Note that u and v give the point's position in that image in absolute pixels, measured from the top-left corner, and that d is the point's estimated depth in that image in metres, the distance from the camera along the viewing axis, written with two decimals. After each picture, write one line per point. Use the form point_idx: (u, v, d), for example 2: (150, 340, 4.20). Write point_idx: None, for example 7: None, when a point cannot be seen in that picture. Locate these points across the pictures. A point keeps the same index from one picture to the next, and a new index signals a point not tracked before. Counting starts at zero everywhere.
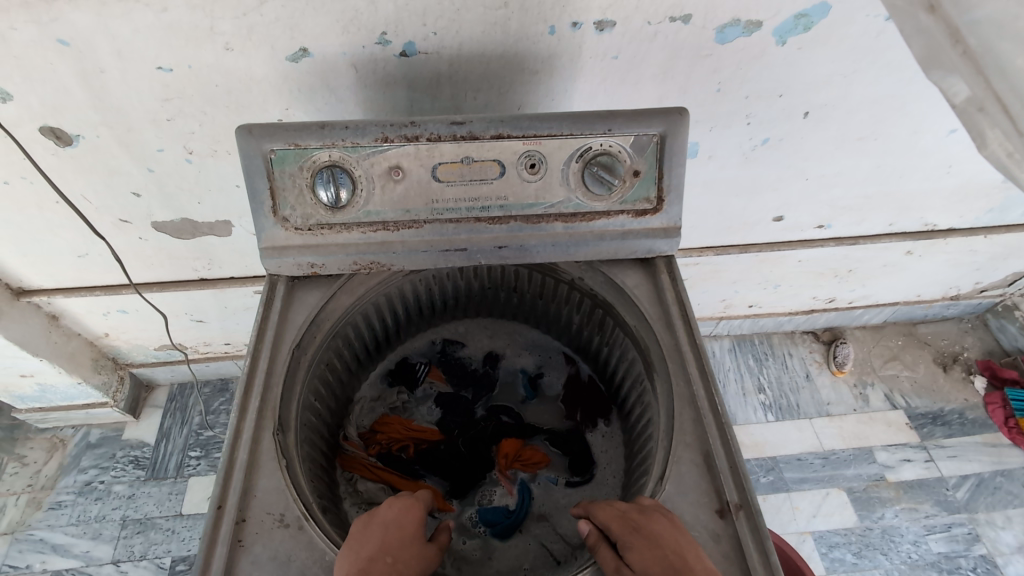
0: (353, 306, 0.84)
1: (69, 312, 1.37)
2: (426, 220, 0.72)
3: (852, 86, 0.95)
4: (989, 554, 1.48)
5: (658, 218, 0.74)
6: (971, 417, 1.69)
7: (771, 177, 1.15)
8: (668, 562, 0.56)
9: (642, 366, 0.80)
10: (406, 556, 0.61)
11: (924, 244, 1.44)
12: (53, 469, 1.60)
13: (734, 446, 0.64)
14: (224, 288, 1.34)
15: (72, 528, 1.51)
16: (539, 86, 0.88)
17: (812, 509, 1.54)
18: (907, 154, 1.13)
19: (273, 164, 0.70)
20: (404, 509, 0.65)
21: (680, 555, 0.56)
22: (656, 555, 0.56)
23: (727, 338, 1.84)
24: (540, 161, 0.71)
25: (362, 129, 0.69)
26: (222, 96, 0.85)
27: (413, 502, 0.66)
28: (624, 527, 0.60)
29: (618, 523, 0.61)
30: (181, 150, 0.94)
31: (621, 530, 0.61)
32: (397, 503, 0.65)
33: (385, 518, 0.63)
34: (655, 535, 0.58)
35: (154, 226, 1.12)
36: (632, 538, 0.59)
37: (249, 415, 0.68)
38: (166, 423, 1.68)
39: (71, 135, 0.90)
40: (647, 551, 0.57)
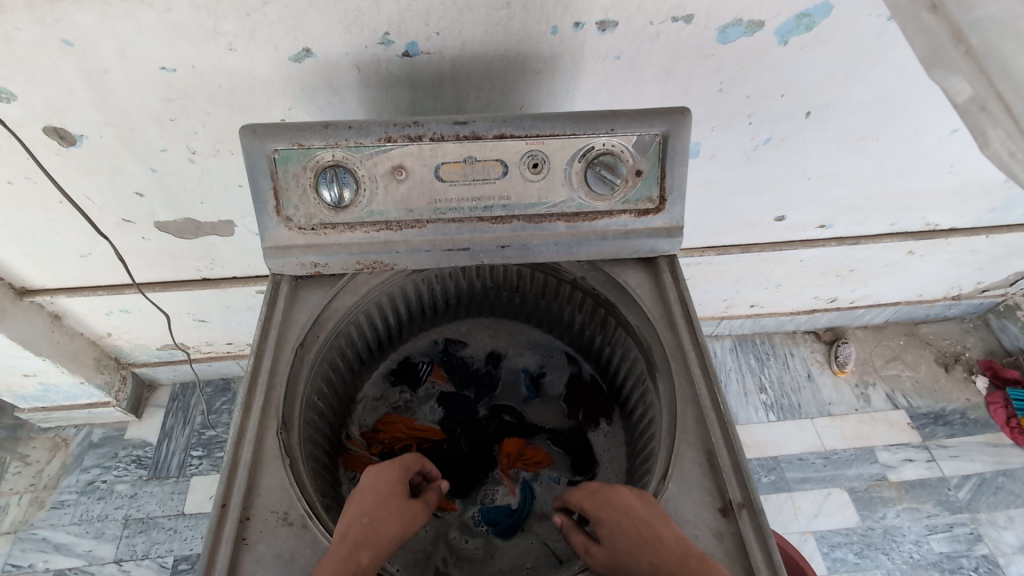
0: (355, 305, 0.85)
1: (72, 312, 1.37)
2: (429, 220, 0.72)
3: (854, 86, 0.95)
4: (990, 554, 1.48)
5: (660, 218, 0.74)
6: (972, 417, 1.69)
7: (773, 176, 1.15)
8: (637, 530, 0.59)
9: (644, 366, 0.80)
10: (386, 512, 0.62)
11: (926, 244, 1.44)
12: (55, 469, 1.60)
13: (737, 445, 0.64)
14: (226, 288, 1.34)
15: (74, 527, 1.51)
16: (541, 86, 0.88)
17: (813, 509, 1.54)
18: (908, 154, 1.13)
19: (276, 164, 0.70)
20: (382, 473, 0.66)
21: (647, 523, 0.60)
22: (625, 525, 0.60)
23: (728, 337, 1.84)
24: (543, 161, 0.71)
25: (365, 129, 0.69)
26: (224, 96, 0.85)
27: (390, 465, 0.68)
28: (596, 502, 0.64)
29: (591, 499, 0.64)
30: (184, 150, 0.95)
31: (593, 507, 0.64)
32: (375, 470, 0.67)
33: (363, 486, 0.65)
34: (624, 505, 0.62)
35: (157, 226, 1.12)
36: (603, 513, 0.62)
37: (253, 414, 0.68)
38: (169, 422, 1.68)
39: (75, 135, 0.90)
40: (618, 521, 0.61)
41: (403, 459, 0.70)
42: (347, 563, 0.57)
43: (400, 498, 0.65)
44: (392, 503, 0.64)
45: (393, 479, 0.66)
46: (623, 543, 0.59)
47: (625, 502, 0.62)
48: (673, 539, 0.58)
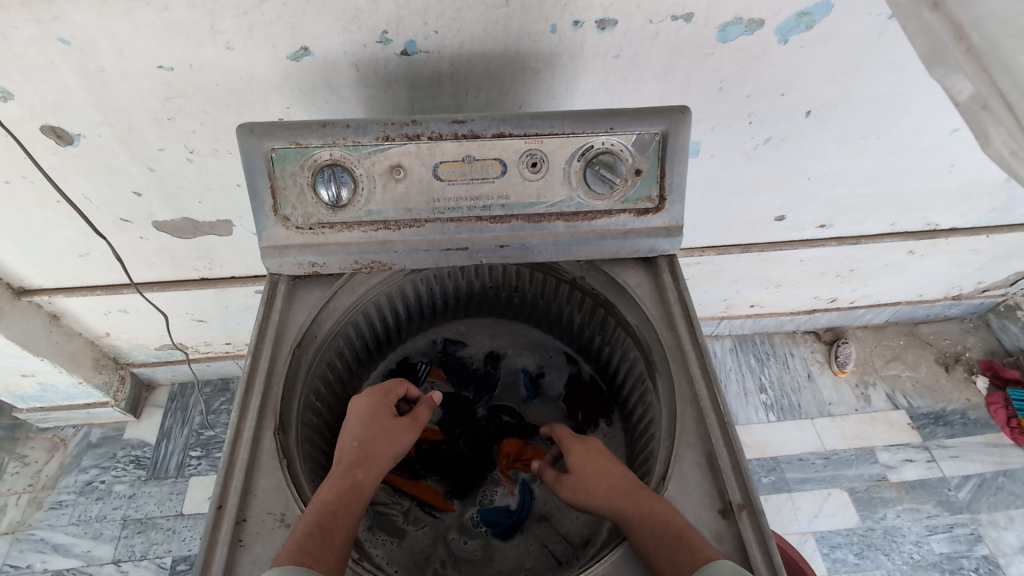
0: (354, 305, 0.84)
1: (70, 312, 1.37)
2: (427, 219, 0.72)
3: (854, 85, 0.95)
4: (991, 554, 1.47)
5: (659, 217, 0.74)
6: (973, 417, 1.68)
7: (773, 176, 1.15)
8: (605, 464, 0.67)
9: (643, 366, 0.79)
10: (373, 434, 0.70)
11: (927, 243, 1.44)
12: (54, 469, 1.60)
13: (737, 446, 0.64)
14: (224, 288, 1.33)
15: (73, 527, 1.51)
16: (540, 85, 0.88)
17: (813, 510, 1.53)
18: (909, 153, 1.12)
19: (274, 163, 0.70)
20: (366, 402, 0.73)
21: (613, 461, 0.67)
22: (593, 458, 0.68)
23: (728, 337, 1.83)
24: (542, 160, 0.71)
25: (363, 128, 0.69)
26: (222, 96, 0.85)
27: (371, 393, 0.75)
28: (570, 437, 0.71)
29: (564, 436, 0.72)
30: (182, 149, 0.94)
31: (565, 439, 0.72)
32: (358, 400, 0.74)
33: (350, 416, 0.73)
34: (592, 444, 0.70)
35: (155, 225, 1.12)
36: (574, 445, 0.70)
37: (250, 414, 0.68)
38: (167, 422, 1.68)
39: (72, 134, 0.90)
40: (586, 455, 0.68)
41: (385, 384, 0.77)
42: (345, 479, 0.65)
43: (386, 422, 0.72)
44: (377, 427, 0.71)
45: (375, 408, 0.73)
46: (588, 470, 0.66)
47: (594, 442, 0.70)
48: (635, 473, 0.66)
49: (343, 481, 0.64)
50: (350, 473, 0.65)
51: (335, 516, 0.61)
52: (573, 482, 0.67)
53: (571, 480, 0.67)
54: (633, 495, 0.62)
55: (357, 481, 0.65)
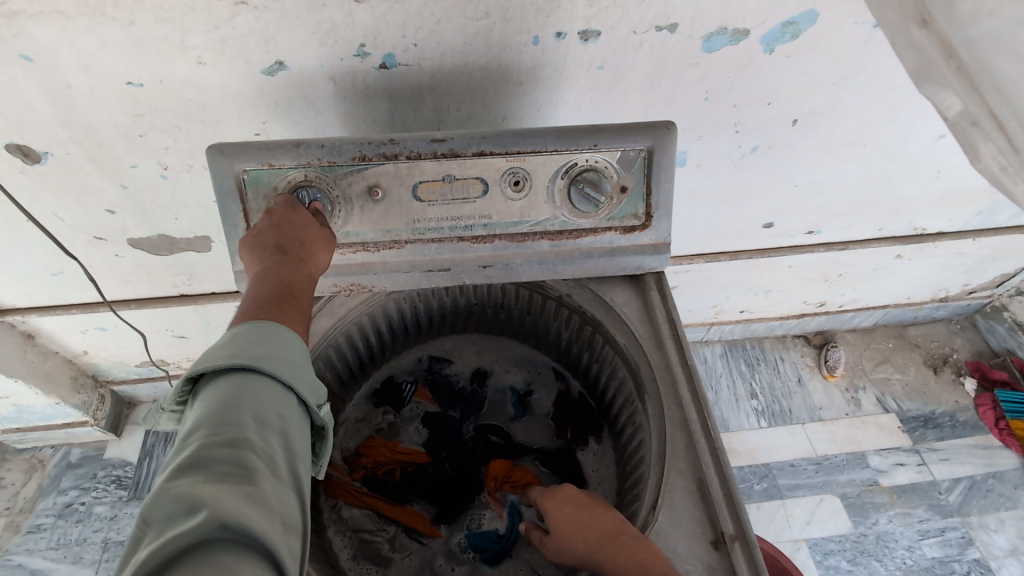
0: (334, 327, 0.81)
1: (44, 331, 1.32)
2: (408, 240, 0.70)
3: (840, 94, 0.94)
4: (982, 557, 1.47)
5: (647, 235, 0.72)
6: (962, 419, 1.69)
7: (761, 184, 1.13)
8: (577, 513, 0.65)
9: (632, 387, 0.78)
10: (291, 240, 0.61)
11: (914, 248, 1.44)
12: (31, 491, 1.55)
13: (729, 475, 0.63)
14: (204, 304, 1.30)
15: (52, 551, 1.46)
16: (524, 97, 0.86)
17: (806, 516, 1.53)
18: (895, 160, 1.12)
19: (246, 185, 0.67)
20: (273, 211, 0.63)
21: (586, 507, 0.66)
22: (564, 510, 0.66)
23: (719, 343, 1.83)
24: (525, 178, 0.69)
25: (339, 148, 0.66)
26: (195, 111, 0.82)
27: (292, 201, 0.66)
28: (543, 494, 0.70)
29: (538, 493, 0.71)
30: (156, 166, 0.91)
31: (537, 495, 0.71)
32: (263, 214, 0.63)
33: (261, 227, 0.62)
34: (564, 493, 0.68)
35: (130, 243, 1.08)
36: (546, 501, 0.69)
37: None
38: (150, 440, 1.63)
39: (39, 152, 0.87)
40: (560, 508, 0.67)
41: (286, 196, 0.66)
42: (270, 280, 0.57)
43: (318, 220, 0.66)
44: (312, 220, 0.65)
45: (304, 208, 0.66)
46: (564, 529, 0.65)
47: (565, 492, 0.68)
48: (609, 516, 0.63)
49: (277, 280, 0.57)
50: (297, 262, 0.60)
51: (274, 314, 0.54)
52: (555, 543, 0.66)
53: (554, 543, 0.66)
54: (607, 545, 0.60)
55: (306, 272, 0.60)
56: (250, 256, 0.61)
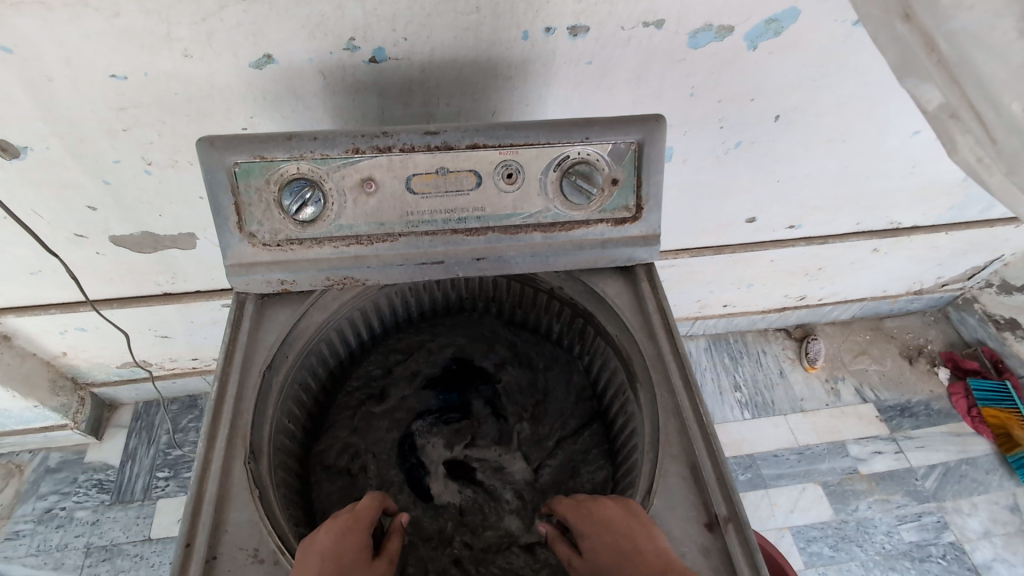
0: (327, 321, 0.81)
1: (22, 332, 1.29)
2: (402, 233, 0.70)
3: (821, 90, 0.96)
4: (957, 540, 1.52)
5: (637, 227, 0.73)
6: (936, 408, 1.74)
7: (744, 179, 1.16)
8: (617, 544, 0.60)
9: (624, 376, 0.79)
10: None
11: (890, 241, 1.48)
12: (9, 497, 1.51)
13: (721, 459, 0.64)
14: (189, 302, 1.28)
15: (32, 558, 1.43)
16: (513, 92, 0.87)
17: (789, 505, 1.56)
18: (874, 155, 1.15)
19: (238, 178, 0.67)
20: (342, 532, 0.61)
21: (625, 532, 0.60)
22: (605, 539, 0.61)
23: (703, 337, 1.85)
24: (517, 171, 0.70)
25: (332, 140, 0.66)
26: (182, 105, 0.81)
27: (352, 523, 0.62)
28: (579, 512, 0.65)
29: (574, 510, 0.66)
30: (140, 161, 0.90)
31: (575, 515, 0.66)
32: (328, 531, 0.61)
33: (322, 543, 0.59)
34: (606, 518, 0.62)
35: (112, 240, 1.07)
36: (585, 523, 0.64)
37: (219, 442, 0.65)
38: (132, 443, 1.60)
39: (18, 146, 0.85)
40: (597, 531, 0.62)
41: (361, 508, 0.65)
42: None
43: (363, 562, 0.60)
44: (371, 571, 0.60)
45: (358, 544, 0.61)
46: (603, 558, 0.60)
47: (607, 515, 0.62)
48: (654, 555, 0.57)
49: None
50: None
51: None
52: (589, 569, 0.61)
53: (585, 566, 0.62)
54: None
55: None
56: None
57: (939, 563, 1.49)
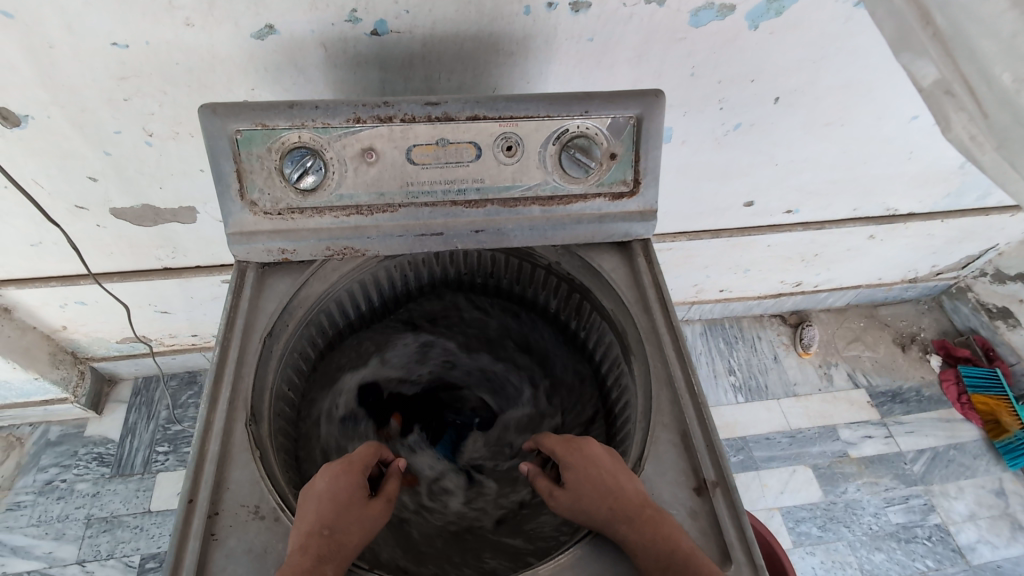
0: (326, 292, 0.82)
1: (22, 305, 1.30)
2: (401, 203, 0.71)
3: (820, 72, 0.97)
4: (943, 523, 1.55)
5: (634, 201, 0.74)
6: (927, 394, 1.76)
7: (743, 162, 1.16)
8: (600, 480, 0.64)
9: (619, 349, 0.81)
10: (345, 519, 0.61)
11: (886, 228, 1.49)
12: (10, 469, 1.53)
13: (711, 427, 0.67)
14: (189, 277, 1.29)
15: (33, 528, 1.44)
16: (513, 68, 0.87)
17: (780, 486, 1.59)
18: (872, 139, 1.16)
19: (240, 146, 0.67)
20: (338, 476, 0.63)
21: (611, 475, 0.64)
22: (589, 473, 0.65)
23: (699, 322, 1.87)
24: (517, 143, 0.71)
25: (333, 109, 0.67)
26: (183, 75, 0.81)
27: (348, 467, 0.65)
28: (569, 449, 0.69)
29: (562, 446, 0.70)
30: (140, 132, 0.90)
31: (563, 452, 0.70)
32: (327, 474, 0.63)
33: (320, 489, 0.62)
34: (591, 455, 0.67)
35: (112, 212, 1.07)
36: (571, 458, 0.68)
37: (220, 405, 0.66)
38: (132, 418, 1.62)
39: (18, 115, 0.85)
40: (585, 468, 0.66)
41: (359, 455, 0.67)
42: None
43: (361, 500, 0.63)
44: (371, 511, 0.63)
45: (354, 484, 0.64)
46: (585, 491, 0.64)
47: (592, 452, 0.67)
48: (634, 492, 0.63)
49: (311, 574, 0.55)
50: (336, 545, 0.58)
51: None
52: (571, 497, 0.65)
53: (567, 497, 0.66)
54: (634, 519, 0.60)
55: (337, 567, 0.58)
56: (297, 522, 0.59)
57: (925, 543, 1.51)
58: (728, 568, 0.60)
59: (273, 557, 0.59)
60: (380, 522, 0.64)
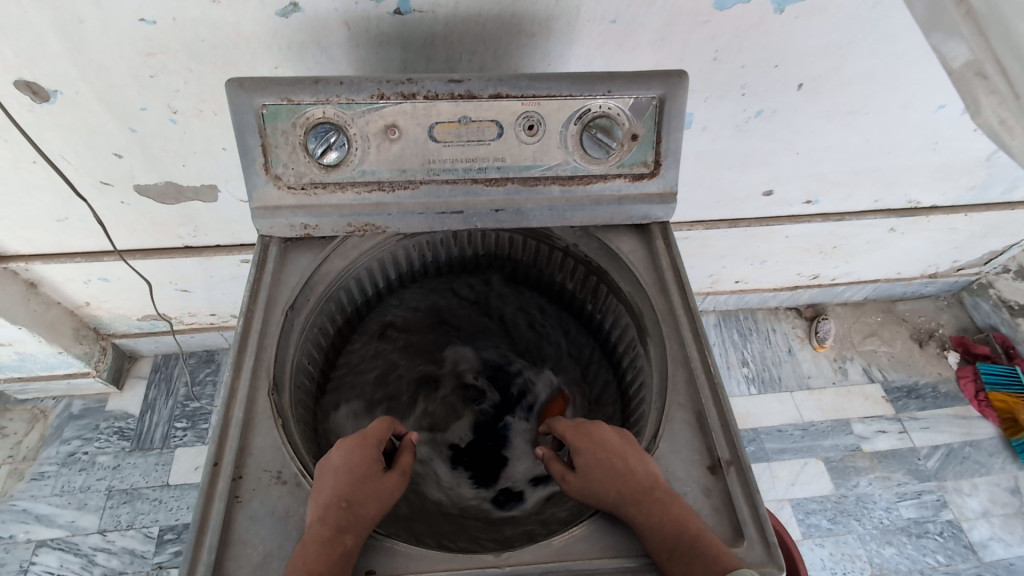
0: (347, 269, 0.83)
1: (48, 280, 1.33)
2: (423, 180, 0.71)
3: (846, 58, 0.95)
4: (955, 519, 1.54)
5: (654, 183, 0.75)
6: (943, 390, 1.74)
7: (764, 150, 1.15)
8: (609, 464, 0.65)
9: (635, 332, 0.82)
10: (361, 492, 0.62)
11: (908, 221, 1.47)
12: (34, 440, 1.57)
13: (726, 407, 0.68)
14: (209, 256, 1.31)
15: (56, 498, 1.48)
16: (534, 50, 0.87)
17: (791, 478, 1.58)
18: (897, 128, 1.14)
19: (265, 120, 0.68)
20: (353, 451, 0.64)
21: (620, 457, 0.65)
22: (598, 458, 0.66)
23: (713, 313, 1.86)
24: (538, 123, 0.71)
25: (357, 85, 0.68)
26: (208, 52, 0.82)
27: (363, 442, 0.66)
28: (578, 434, 0.70)
29: (572, 432, 0.71)
30: (165, 109, 0.91)
31: (572, 437, 0.70)
32: (342, 449, 0.64)
33: (336, 464, 0.63)
34: (602, 440, 0.67)
35: (136, 189, 1.09)
36: (581, 443, 0.69)
37: (244, 373, 0.68)
38: (152, 394, 1.65)
39: (48, 90, 0.86)
40: (595, 453, 0.67)
41: (373, 430, 0.68)
42: (334, 546, 0.57)
43: (377, 475, 0.64)
44: (386, 484, 0.64)
45: (369, 459, 0.65)
46: (595, 476, 0.65)
47: (602, 437, 0.67)
48: (644, 476, 0.63)
49: (330, 547, 0.57)
50: (353, 518, 0.60)
51: None
52: (581, 483, 0.66)
53: (578, 482, 0.66)
54: (644, 502, 0.61)
55: (356, 540, 0.59)
56: (313, 497, 0.61)
57: (936, 539, 1.51)
58: (741, 544, 0.62)
59: (293, 522, 0.61)
60: (397, 496, 0.65)
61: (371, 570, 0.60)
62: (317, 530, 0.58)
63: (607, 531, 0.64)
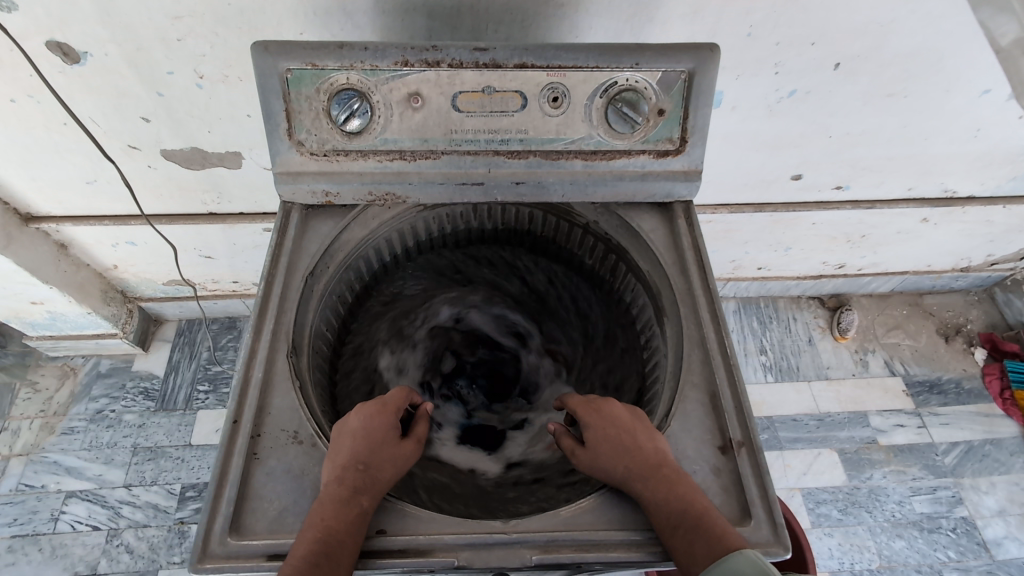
0: (366, 239, 0.84)
1: (78, 242, 1.36)
2: (444, 151, 0.71)
3: (888, 36, 0.91)
4: (970, 516, 1.52)
5: (679, 160, 0.73)
6: (967, 387, 1.70)
7: (795, 132, 1.12)
8: (620, 440, 0.65)
9: (652, 311, 0.81)
10: (377, 456, 0.63)
11: (942, 212, 1.42)
12: (64, 396, 1.63)
13: (740, 389, 0.68)
14: (232, 223, 1.32)
15: (85, 452, 1.54)
16: (563, 21, 0.85)
17: (802, 467, 1.57)
18: (936, 113, 1.09)
19: (289, 85, 0.69)
20: (369, 416, 0.66)
21: (631, 433, 0.65)
22: (608, 433, 0.66)
23: (734, 300, 1.84)
24: (563, 95, 0.70)
25: (381, 51, 0.67)
26: (233, 16, 0.82)
27: (380, 407, 0.67)
28: (588, 409, 0.70)
29: (582, 406, 0.71)
30: (192, 74, 0.92)
31: (582, 412, 0.70)
32: (359, 413, 0.66)
33: (354, 427, 0.64)
34: (613, 417, 0.67)
35: (163, 154, 1.10)
36: (590, 417, 0.69)
37: (264, 335, 0.70)
38: (175, 357, 1.70)
39: (79, 52, 0.87)
40: (605, 428, 0.67)
41: (391, 397, 0.70)
42: (349, 507, 0.58)
43: (393, 440, 0.66)
44: (401, 450, 0.65)
45: (385, 424, 0.66)
46: (604, 450, 0.65)
47: (613, 413, 0.67)
48: (654, 453, 0.63)
49: (345, 506, 0.58)
50: (369, 480, 0.61)
51: (342, 547, 0.56)
52: (590, 457, 0.66)
53: (587, 456, 0.66)
54: (655, 477, 0.61)
55: (370, 501, 0.60)
56: (330, 458, 0.62)
57: (948, 535, 1.49)
58: (748, 524, 0.62)
59: (309, 481, 0.63)
60: (411, 462, 0.66)
61: (383, 530, 0.62)
62: (333, 490, 0.59)
63: (611, 504, 0.65)
